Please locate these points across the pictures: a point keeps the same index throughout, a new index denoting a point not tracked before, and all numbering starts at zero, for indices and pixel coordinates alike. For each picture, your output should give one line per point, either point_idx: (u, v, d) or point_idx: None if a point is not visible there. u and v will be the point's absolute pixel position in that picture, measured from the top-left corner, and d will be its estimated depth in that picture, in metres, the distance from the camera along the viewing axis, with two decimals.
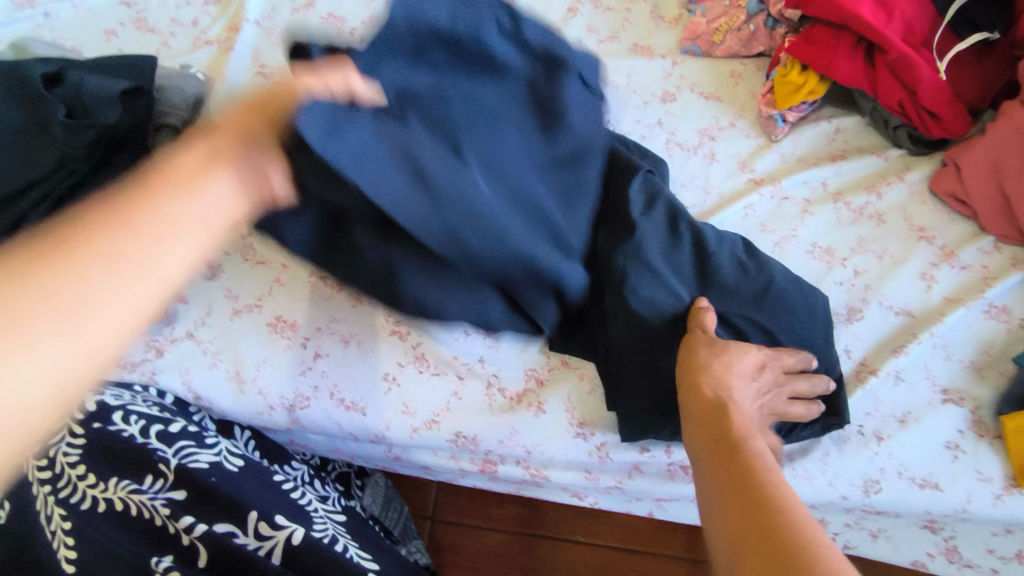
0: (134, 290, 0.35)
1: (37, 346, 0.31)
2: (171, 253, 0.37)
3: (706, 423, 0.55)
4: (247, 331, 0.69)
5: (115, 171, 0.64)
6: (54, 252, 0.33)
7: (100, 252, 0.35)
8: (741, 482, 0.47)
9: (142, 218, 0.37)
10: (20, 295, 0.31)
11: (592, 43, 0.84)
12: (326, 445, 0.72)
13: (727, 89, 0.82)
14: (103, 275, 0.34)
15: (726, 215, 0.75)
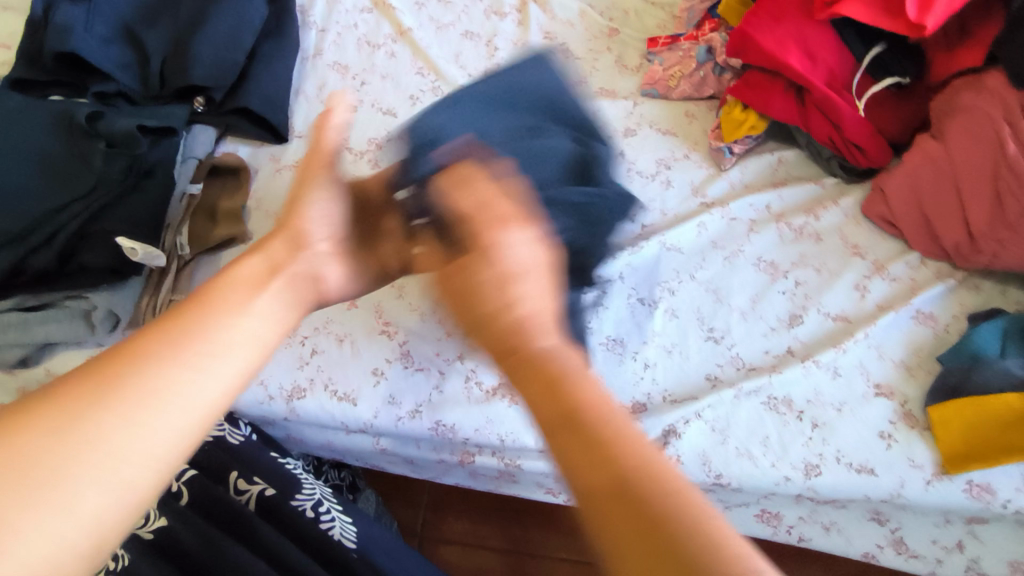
0: (190, 395, 0.38)
1: (117, 425, 0.35)
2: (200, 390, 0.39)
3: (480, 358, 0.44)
4: None
5: (141, 193, 0.72)
6: (137, 364, 0.38)
7: (140, 405, 0.36)
8: (542, 385, 0.40)
9: (172, 389, 0.37)
10: (112, 385, 0.36)
11: (564, 87, 0.96)
12: (320, 438, 0.80)
13: (683, 127, 0.93)
14: (140, 423, 0.36)
15: (679, 231, 0.85)
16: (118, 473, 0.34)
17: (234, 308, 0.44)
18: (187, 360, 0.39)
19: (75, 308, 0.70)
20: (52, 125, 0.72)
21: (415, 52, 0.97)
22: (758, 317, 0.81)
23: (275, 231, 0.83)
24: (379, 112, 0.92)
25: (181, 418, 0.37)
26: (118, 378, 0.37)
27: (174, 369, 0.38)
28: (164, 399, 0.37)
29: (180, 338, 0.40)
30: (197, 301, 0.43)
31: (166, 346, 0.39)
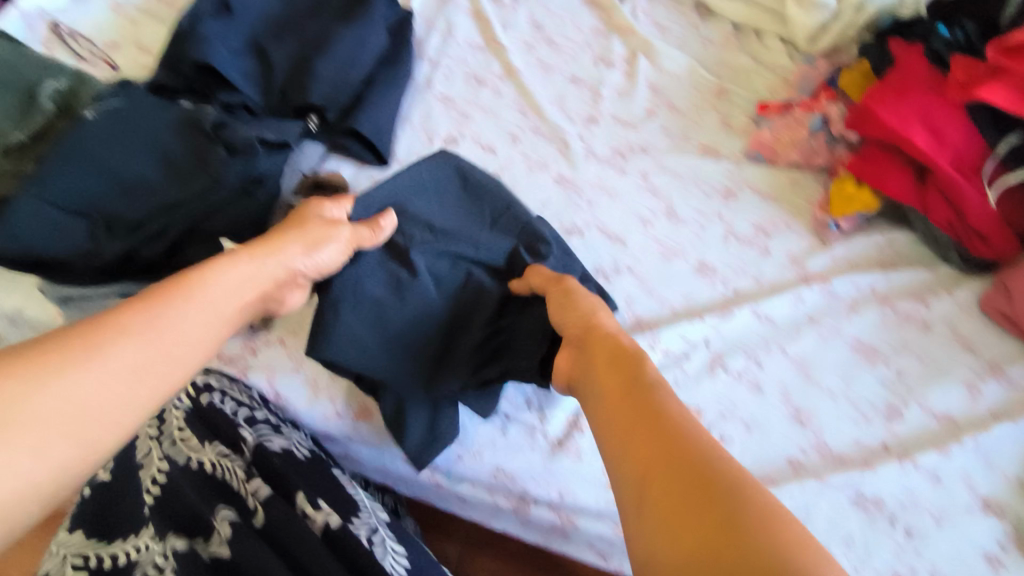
0: (155, 371, 0.50)
1: (84, 381, 0.45)
2: (165, 368, 0.50)
3: (626, 393, 0.51)
4: None
5: (250, 200, 0.75)
6: (105, 333, 0.48)
7: (116, 370, 0.47)
8: (652, 432, 0.46)
9: (153, 365, 0.49)
10: (97, 349, 0.47)
11: (665, 140, 0.95)
12: (374, 464, 0.78)
13: (786, 194, 0.89)
14: (120, 385, 0.47)
15: (775, 302, 0.80)
16: (83, 425, 0.45)
17: (203, 304, 0.55)
18: (153, 336, 0.50)
19: None
20: (178, 127, 0.77)
21: (521, 91, 0.99)
22: (851, 404, 0.75)
23: None
24: (479, 146, 0.94)
25: (150, 384, 0.49)
26: (95, 341, 0.47)
27: (139, 335, 0.49)
28: (142, 369, 0.49)
29: (152, 312, 0.51)
30: (168, 287, 0.54)
31: (139, 320, 0.50)
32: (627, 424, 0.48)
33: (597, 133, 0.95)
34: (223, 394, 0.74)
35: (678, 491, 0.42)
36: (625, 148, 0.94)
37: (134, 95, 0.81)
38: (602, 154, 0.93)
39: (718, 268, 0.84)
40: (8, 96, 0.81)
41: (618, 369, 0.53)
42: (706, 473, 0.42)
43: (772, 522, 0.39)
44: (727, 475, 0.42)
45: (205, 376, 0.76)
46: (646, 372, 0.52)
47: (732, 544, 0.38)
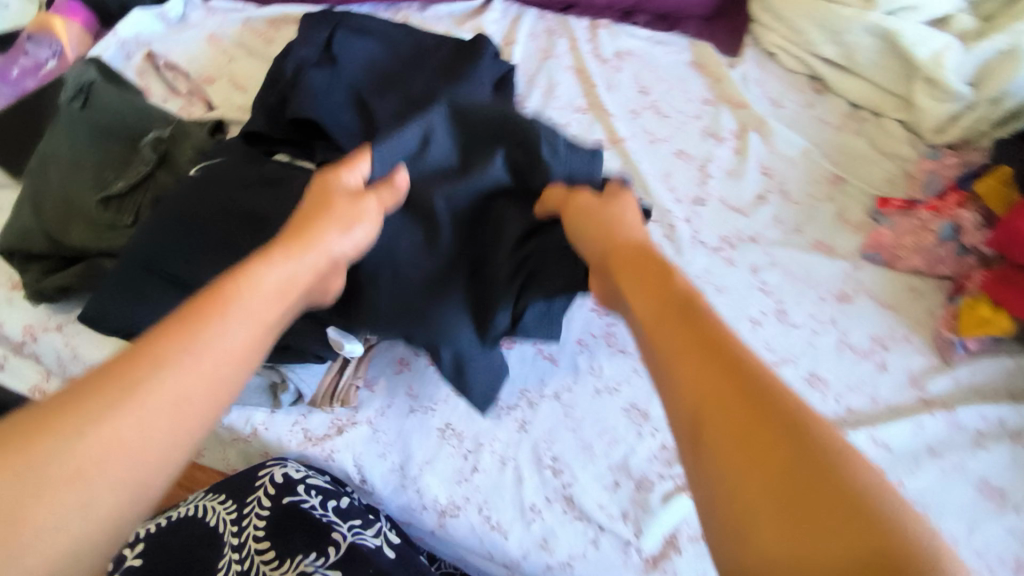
0: (195, 392, 0.43)
1: (128, 423, 0.40)
2: (203, 390, 0.43)
3: (662, 313, 0.45)
4: (419, 431, 0.75)
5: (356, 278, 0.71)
6: (144, 363, 0.42)
7: (158, 405, 0.41)
8: (703, 362, 0.40)
9: (188, 390, 0.43)
10: (126, 380, 0.41)
11: (776, 231, 0.90)
12: (455, 554, 0.75)
13: (906, 303, 0.84)
14: (156, 416, 0.41)
15: (893, 429, 0.75)
16: (130, 463, 0.39)
17: (244, 314, 0.48)
18: (193, 349, 0.44)
19: (266, 376, 0.71)
20: (279, 191, 0.75)
21: (626, 162, 0.95)
22: (974, 553, 0.69)
23: None
24: None
25: (195, 412, 0.43)
26: (137, 379, 0.41)
27: (180, 362, 0.43)
28: (183, 399, 0.42)
29: (188, 333, 0.44)
30: (208, 295, 0.47)
31: (176, 343, 0.43)
32: (667, 356, 0.43)
33: (704, 217, 0.90)
34: (302, 490, 0.70)
35: (732, 443, 0.36)
36: (734, 236, 0.89)
37: (236, 153, 0.80)
38: (710, 241, 0.88)
39: (831, 382, 0.78)
40: (113, 145, 0.81)
41: (654, 284, 0.48)
42: (745, 385, 0.38)
43: (832, 447, 0.35)
44: (775, 388, 0.38)
45: (280, 470, 0.72)
46: (675, 283, 0.48)
47: (789, 460, 0.34)
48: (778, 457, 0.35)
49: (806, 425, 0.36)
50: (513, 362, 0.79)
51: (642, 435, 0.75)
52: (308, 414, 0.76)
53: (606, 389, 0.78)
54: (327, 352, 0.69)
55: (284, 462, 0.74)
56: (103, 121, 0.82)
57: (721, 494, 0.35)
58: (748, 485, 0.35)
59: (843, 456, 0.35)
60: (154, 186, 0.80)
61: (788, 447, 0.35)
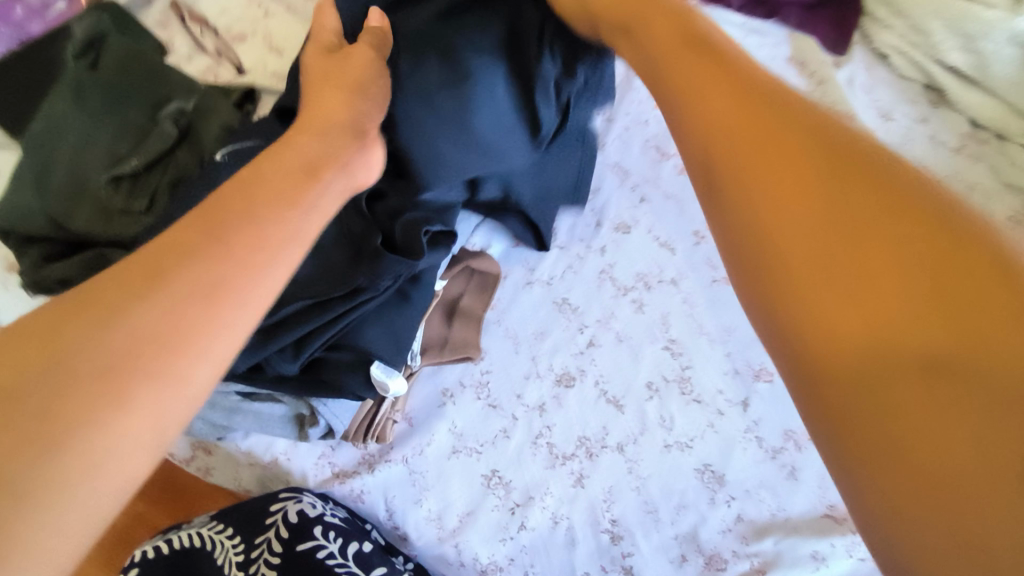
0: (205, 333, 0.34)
1: (117, 372, 0.32)
2: (213, 333, 0.34)
3: (718, 75, 0.39)
4: (462, 477, 0.66)
5: (405, 304, 0.61)
6: (137, 289, 0.34)
7: (151, 344, 0.33)
8: (762, 148, 0.35)
9: (194, 332, 0.34)
10: (119, 317, 0.33)
11: None
12: None
13: None
14: (154, 363, 0.32)
15: None
16: (118, 425, 0.31)
17: (276, 241, 0.38)
18: (200, 282, 0.35)
19: (293, 405, 0.61)
20: None
21: None
22: None
23: (509, 357, 0.71)
24: (655, 241, 0.77)
25: (203, 357, 0.34)
26: (125, 308, 0.33)
27: (185, 296, 0.34)
28: (178, 341, 0.33)
29: (198, 260, 0.35)
30: (223, 208, 0.38)
31: (181, 266, 0.35)
32: (719, 129, 0.37)
33: None
34: (319, 534, 0.61)
35: (829, 220, 0.32)
36: None
37: (270, 140, 0.65)
38: None
39: None
40: (129, 115, 0.70)
41: (698, 55, 0.42)
42: (826, 187, 0.33)
43: (944, 241, 0.29)
44: (874, 187, 0.31)
45: (295, 509, 0.62)
46: (751, 73, 0.39)
47: (888, 269, 0.29)
48: (874, 235, 0.30)
49: (915, 183, 0.32)
50: (571, 404, 0.69)
51: (714, 502, 0.65)
52: (336, 445, 0.67)
53: (677, 444, 0.68)
54: (367, 392, 0.59)
55: (298, 497, 0.63)
56: (118, 85, 0.70)
57: (810, 271, 0.31)
58: (847, 266, 0.30)
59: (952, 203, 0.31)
60: (172, 167, 0.69)
61: (894, 196, 0.31)
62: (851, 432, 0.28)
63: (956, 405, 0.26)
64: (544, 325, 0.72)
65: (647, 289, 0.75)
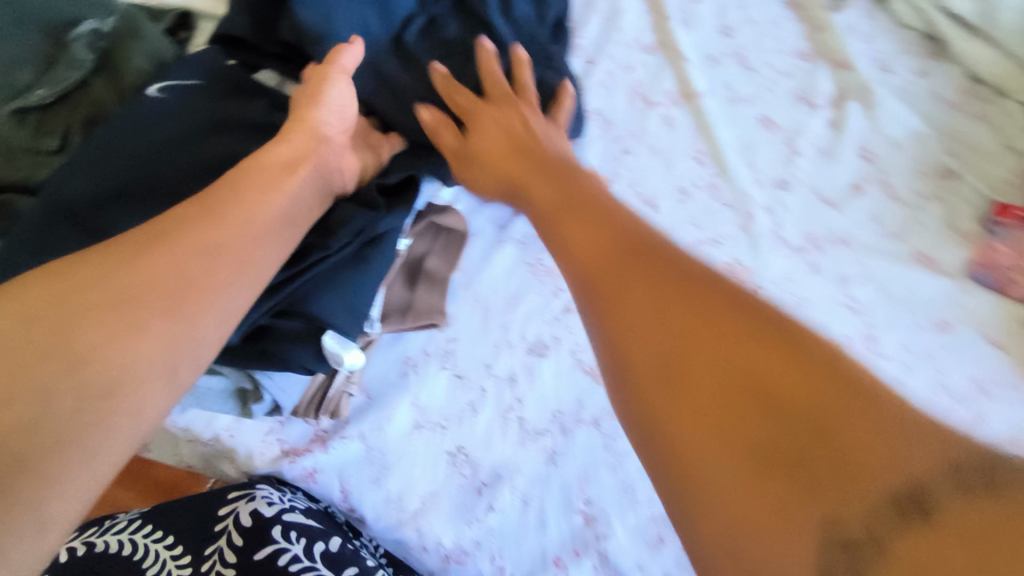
0: (196, 295, 0.40)
1: (110, 331, 0.36)
2: (207, 296, 0.40)
3: (603, 244, 0.43)
4: (423, 454, 0.60)
5: (362, 267, 0.53)
6: (122, 259, 0.39)
7: (137, 306, 0.38)
8: (694, 323, 0.36)
9: (192, 289, 0.40)
10: (109, 282, 0.38)
11: (873, 233, 0.73)
12: None
13: (1017, 341, 0.69)
14: (157, 323, 0.38)
15: None
16: (123, 377, 0.36)
17: (274, 219, 0.45)
18: (192, 241, 0.41)
19: (233, 378, 0.54)
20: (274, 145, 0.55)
21: (700, 127, 0.76)
22: None
23: (478, 325, 0.65)
24: (637, 200, 0.72)
25: (197, 313, 0.40)
26: (114, 274, 0.38)
27: (182, 262, 0.40)
28: (177, 298, 0.39)
29: (190, 230, 0.41)
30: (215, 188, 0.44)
31: (173, 238, 0.40)
32: (585, 284, 0.41)
33: (789, 207, 0.73)
34: (280, 534, 0.55)
35: (750, 408, 0.33)
36: (822, 235, 0.72)
37: (222, 87, 0.58)
38: (794, 239, 0.72)
39: None
40: (33, 35, 0.58)
41: (590, 225, 0.45)
42: (739, 320, 0.36)
43: (813, 435, 0.32)
44: (777, 357, 0.34)
45: (246, 508, 0.56)
46: (625, 226, 0.44)
47: (824, 439, 0.31)
48: (813, 429, 0.32)
49: (823, 361, 0.34)
50: (545, 376, 0.63)
51: None
52: (285, 421, 0.61)
53: None
54: (320, 364, 0.53)
55: (255, 493, 0.57)
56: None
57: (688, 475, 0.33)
58: (708, 432, 0.33)
59: (885, 399, 0.32)
60: (88, 102, 0.58)
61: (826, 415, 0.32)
62: (711, 522, 0.31)
63: (781, 505, 0.31)
64: (516, 289, 0.66)
65: None
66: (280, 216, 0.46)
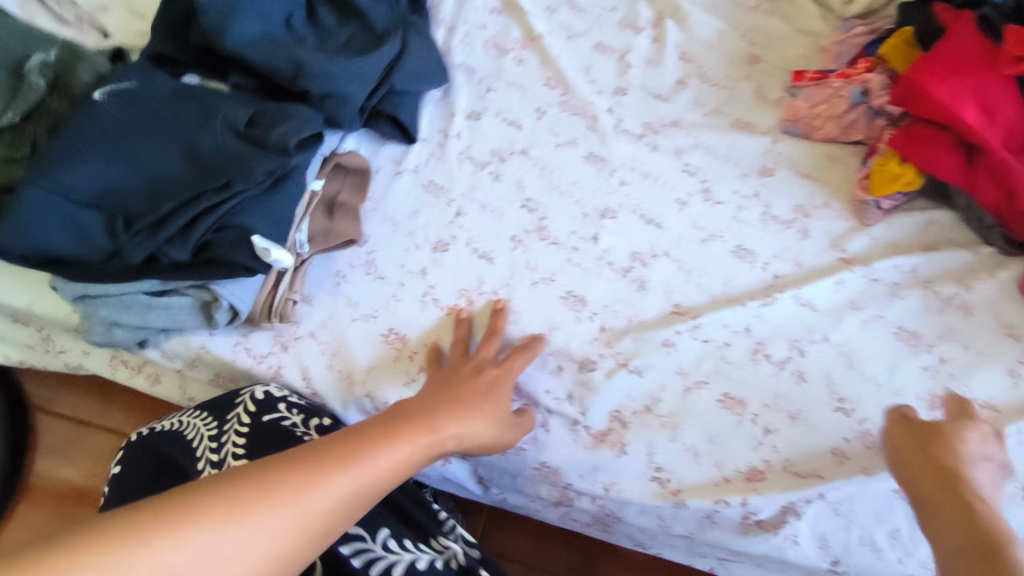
0: (283, 530, 0.46)
1: (224, 551, 0.43)
2: (285, 540, 0.46)
3: (936, 474, 0.61)
4: (362, 339, 0.75)
5: (278, 192, 0.69)
6: (249, 490, 0.47)
7: (245, 540, 0.44)
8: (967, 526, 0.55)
9: (269, 526, 0.45)
10: (233, 500, 0.46)
11: (698, 114, 0.91)
12: (422, 468, 0.80)
13: (824, 171, 0.87)
14: (239, 546, 0.44)
15: (817, 287, 0.78)
16: None
17: (353, 495, 0.50)
18: (315, 481, 0.49)
19: (197, 297, 0.69)
20: (204, 122, 0.70)
21: (546, 61, 0.94)
22: (895, 392, 0.74)
23: (389, 238, 0.80)
24: (504, 122, 0.89)
25: (270, 554, 0.45)
26: (245, 492, 0.46)
27: (298, 498, 0.47)
28: (260, 536, 0.45)
29: (298, 481, 0.48)
30: (319, 447, 0.52)
31: (284, 476, 0.48)
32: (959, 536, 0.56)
33: (627, 106, 0.91)
34: (282, 407, 0.68)
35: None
36: (657, 122, 0.90)
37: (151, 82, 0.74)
38: (634, 128, 0.89)
39: (758, 253, 0.81)
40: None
41: (924, 458, 0.62)
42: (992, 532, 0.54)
43: None
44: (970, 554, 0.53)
45: (261, 389, 0.70)
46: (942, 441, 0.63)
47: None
48: None
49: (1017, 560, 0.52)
50: (449, 264, 0.79)
51: (580, 319, 0.77)
52: (249, 333, 0.74)
53: (543, 280, 0.79)
54: (258, 263, 0.66)
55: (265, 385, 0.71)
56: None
57: None
58: None
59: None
60: (49, 115, 0.75)
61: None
62: None
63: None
64: (414, 206, 0.82)
65: (502, 161, 0.86)
66: (387, 478, 0.53)
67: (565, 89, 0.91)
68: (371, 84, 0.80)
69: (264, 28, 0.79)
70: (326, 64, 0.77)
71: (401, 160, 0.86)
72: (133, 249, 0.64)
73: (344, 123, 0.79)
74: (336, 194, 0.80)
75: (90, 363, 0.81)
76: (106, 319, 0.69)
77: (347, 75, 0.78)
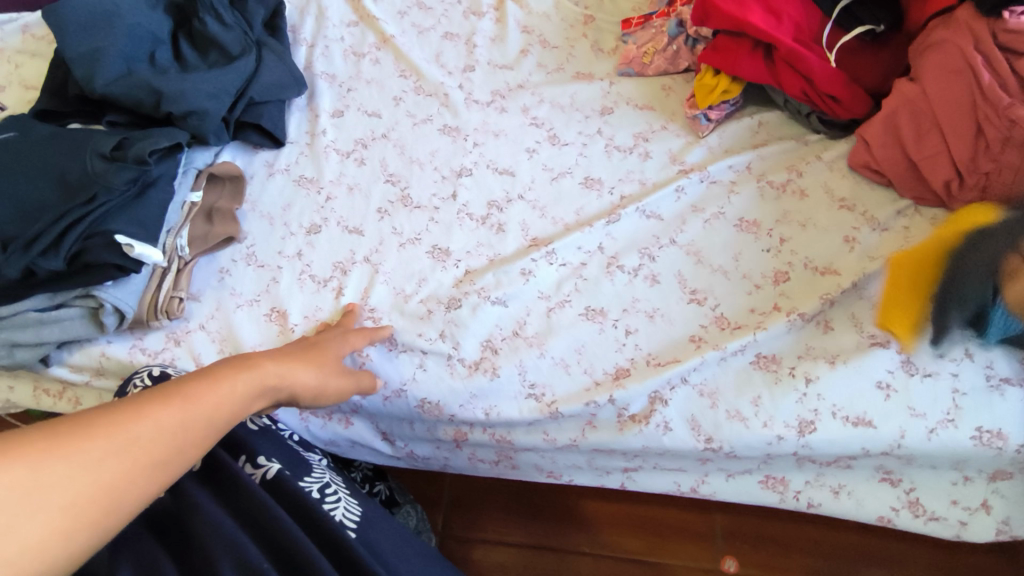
0: (119, 455, 0.45)
1: (58, 477, 0.42)
2: (122, 463, 0.45)
3: None
4: (247, 321, 0.81)
5: (144, 200, 0.78)
6: (75, 425, 0.45)
7: (79, 466, 0.43)
8: None
9: (104, 453, 0.45)
10: (58, 432, 0.44)
11: (541, 74, 0.99)
12: (327, 437, 0.83)
13: (659, 100, 0.94)
14: (74, 472, 0.43)
15: (658, 198, 0.84)
16: (43, 511, 0.41)
17: (192, 423, 0.51)
18: (149, 411, 0.49)
19: (84, 306, 0.77)
20: (71, 149, 0.78)
21: (399, 56, 1.02)
22: (742, 277, 0.78)
23: (267, 231, 0.88)
24: (364, 114, 0.97)
25: (111, 477, 0.45)
26: (67, 427, 0.45)
27: (132, 425, 0.47)
28: (97, 463, 0.44)
29: (130, 412, 0.48)
30: (151, 389, 0.52)
31: (114, 410, 0.47)
32: None
33: (475, 80, 0.99)
34: None
35: None
36: (504, 88, 0.98)
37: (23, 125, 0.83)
38: (483, 98, 0.97)
39: (604, 180, 0.88)
40: None
41: None
42: None
43: None
44: None
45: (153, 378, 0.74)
46: None
47: None
48: None
49: None
50: (322, 243, 0.86)
51: (445, 267, 0.83)
52: (144, 336, 0.81)
53: (409, 241, 0.85)
54: (127, 261, 0.75)
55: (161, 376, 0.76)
56: None
57: None
58: None
59: None
60: None
61: None
62: None
63: None
64: (289, 200, 0.90)
65: (365, 147, 0.94)
66: (221, 409, 0.54)
67: (419, 76, 1.00)
68: (230, 98, 0.89)
69: (128, 68, 0.88)
70: (184, 87, 0.86)
71: (275, 164, 0.94)
72: (9, 266, 0.72)
73: (211, 136, 0.88)
74: (214, 201, 0.88)
75: (16, 395, 0.85)
76: (6, 341, 0.76)
77: (204, 94, 0.87)
